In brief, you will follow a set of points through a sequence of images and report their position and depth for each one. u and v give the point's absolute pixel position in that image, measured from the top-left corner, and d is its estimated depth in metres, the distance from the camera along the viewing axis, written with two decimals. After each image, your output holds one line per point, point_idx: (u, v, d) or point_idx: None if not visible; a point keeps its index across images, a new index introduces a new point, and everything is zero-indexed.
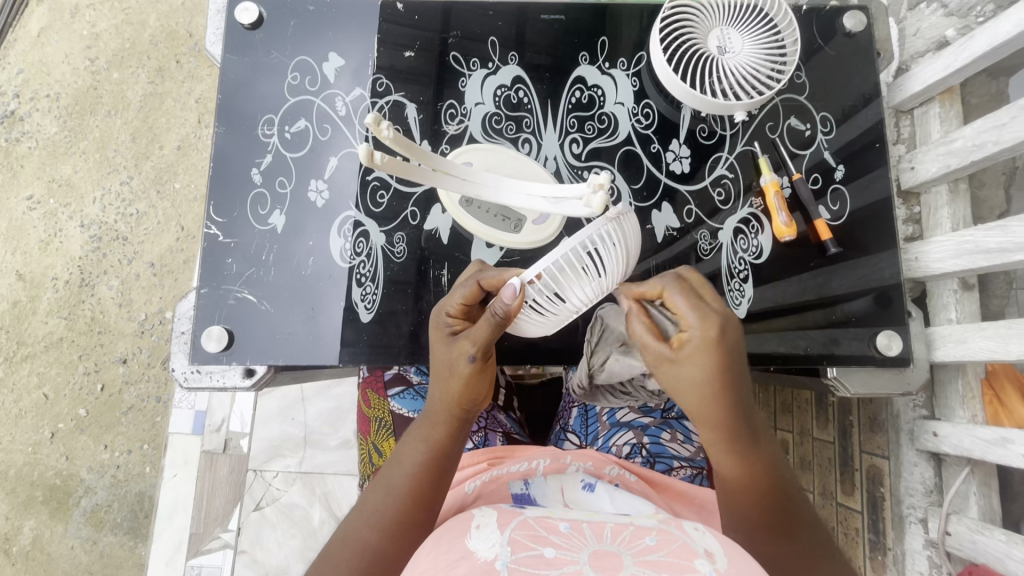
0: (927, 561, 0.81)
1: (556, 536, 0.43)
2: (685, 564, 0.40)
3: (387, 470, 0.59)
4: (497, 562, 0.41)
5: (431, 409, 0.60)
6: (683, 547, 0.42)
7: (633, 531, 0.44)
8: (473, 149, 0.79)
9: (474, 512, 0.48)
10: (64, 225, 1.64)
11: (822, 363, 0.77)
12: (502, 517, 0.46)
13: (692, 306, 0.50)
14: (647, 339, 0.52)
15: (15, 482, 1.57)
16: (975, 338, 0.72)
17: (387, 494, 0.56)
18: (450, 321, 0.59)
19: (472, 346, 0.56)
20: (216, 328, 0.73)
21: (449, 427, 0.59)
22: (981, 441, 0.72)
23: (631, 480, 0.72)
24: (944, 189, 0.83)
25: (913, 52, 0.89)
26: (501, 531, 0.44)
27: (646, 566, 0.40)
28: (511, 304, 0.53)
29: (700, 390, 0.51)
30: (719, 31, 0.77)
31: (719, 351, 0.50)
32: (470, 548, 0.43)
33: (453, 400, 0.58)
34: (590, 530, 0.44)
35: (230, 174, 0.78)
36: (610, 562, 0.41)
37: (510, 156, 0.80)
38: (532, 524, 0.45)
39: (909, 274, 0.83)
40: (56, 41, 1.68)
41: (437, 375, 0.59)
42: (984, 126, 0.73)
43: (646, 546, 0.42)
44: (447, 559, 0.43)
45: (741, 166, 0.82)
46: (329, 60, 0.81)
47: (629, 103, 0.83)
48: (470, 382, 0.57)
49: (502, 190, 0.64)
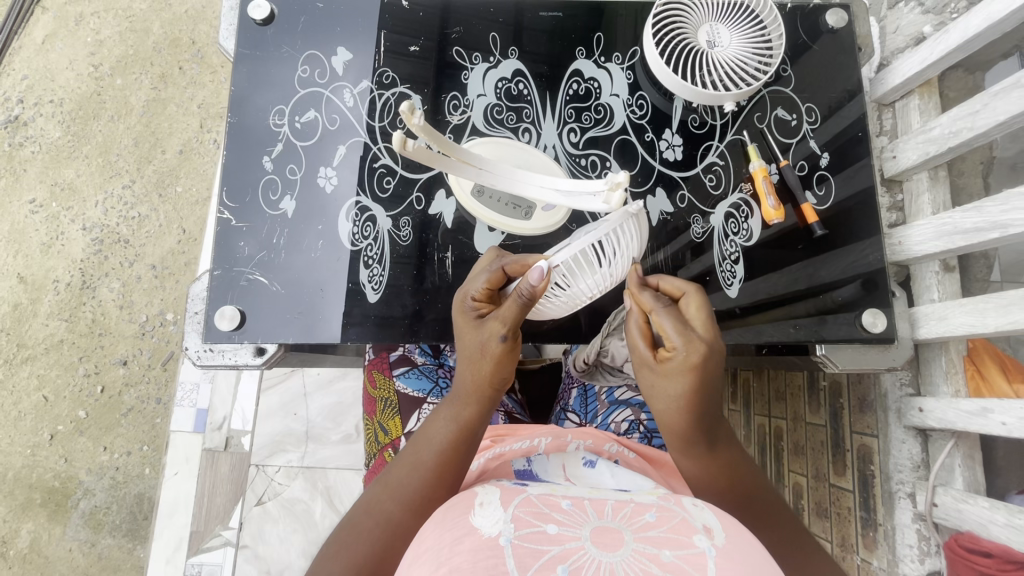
0: (916, 534, 0.84)
1: (557, 513, 0.45)
2: (685, 541, 0.43)
3: (413, 448, 0.61)
4: (500, 538, 0.43)
5: (459, 388, 0.62)
6: (683, 524, 0.45)
7: (634, 508, 0.47)
8: (481, 142, 0.83)
9: (478, 489, 0.50)
10: (66, 229, 1.66)
11: (811, 341, 0.81)
12: (505, 493, 0.48)
13: (677, 327, 0.53)
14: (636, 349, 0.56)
15: (14, 485, 1.57)
16: (956, 315, 0.76)
17: (412, 471, 0.59)
18: (476, 302, 0.62)
19: (502, 326, 0.58)
20: (229, 308, 0.76)
21: (477, 408, 0.61)
22: (964, 413, 0.76)
23: (631, 456, 0.75)
24: (925, 176, 0.87)
25: (893, 49, 0.93)
26: (504, 509, 0.46)
27: (646, 542, 0.43)
28: (538, 286, 0.56)
29: (672, 403, 0.54)
30: (708, 26, 0.81)
31: (697, 373, 0.52)
32: (474, 525, 0.45)
33: (483, 379, 0.60)
34: (591, 507, 0.46)
35: (241, 162, 0.81)
36: (610, 539, 0.43)
37: (516, 147, 0.83)
38: (535, 500, 0.47)
39: (894, 258, 0.87)
40: (61, 48, 1.72)
41: (466, 357, 0.60)
42: (959, 114, 0.77)
43: (647, 522, 0.45)
44: (452, 535, 0.45)
45: (732, 153, 0.86)
46: (338, 54, 0.85)
47: (625, 94, 0.87)
48: (499, 363, 0.59)
49: (517, 181, 0.67)
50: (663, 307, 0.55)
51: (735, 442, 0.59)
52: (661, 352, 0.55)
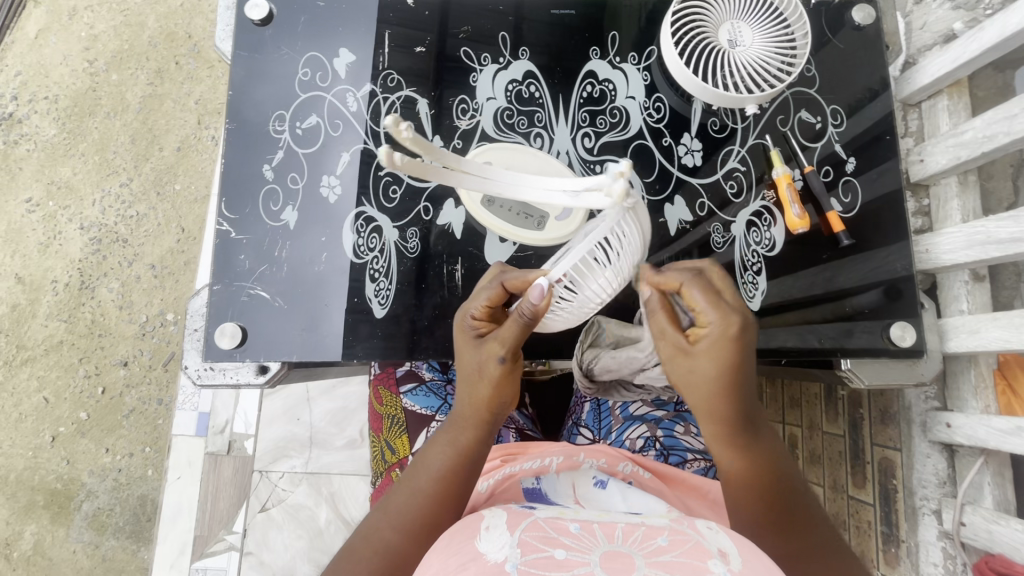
0: (941, 552, 0.81)
1: (565, 537, 0.43)
2: (699, 565, 0.40)
3: (413, 470, 0.59)
4: (506, 564, 0.40)
5: (458, 410, 0.60)
6: (696, 548, 0.41)
7: (645, 532, 0.44)
8: (490, 149, 0.78)
9: (484, 513, 0.47)
10: (64, 228, 1.63)
11: (836, 355, 0.77)
12: (512, 518, 0.46)
13: (711, 303, 0.52)
14: (664, 327, 0.55)
15: (16, 487, 1.56)
16: (989, 329, 0.72)
17: (413, 496, 0.56)
18: (475, 322, 0.59)
19: (502, 348, 0.56)
20: (230, 325, 0.73)
21: (478, 431, 0.59)
22: (995, 431, 0.73)
23: (646, 477, 0.72)
24: (954, 181, 0.83)
25: (920, 46, 0.89)
26: (511, 533, 0.43)
27: (658, 567, 0.39)
28: (539, 304, 0.52)
29: (707, 386, 0.54)
30: (729, 25, 0.77)
31: (734, 345, 0.52)
32: (480, 551, 0.42)
33: (482, 401, 0.58)
34: (600, 531, 0.43)
35: (240, 170, 0.78)
36: (620, 564, 0.40)
37: (526, 153, 0.79)
38: (542, 524, 0.44)
39: (920, 266, 0.84)
40: (55, 42, 1.68)
41: (465, 378, 0.59)
42: (995, 117, 0.73)
43: (658, 547, 0.42)
44: (457, 562, 0.42)
45: (753, 159, 0.82)
46: (340, 56, 0.81)
47: (641, 97, 0.83)
48: (500, 385, 0.58)
49: (521, 187, 0.55)
50: (694, 281, 0.53)
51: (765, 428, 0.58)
52: (692, 332, 0.54)
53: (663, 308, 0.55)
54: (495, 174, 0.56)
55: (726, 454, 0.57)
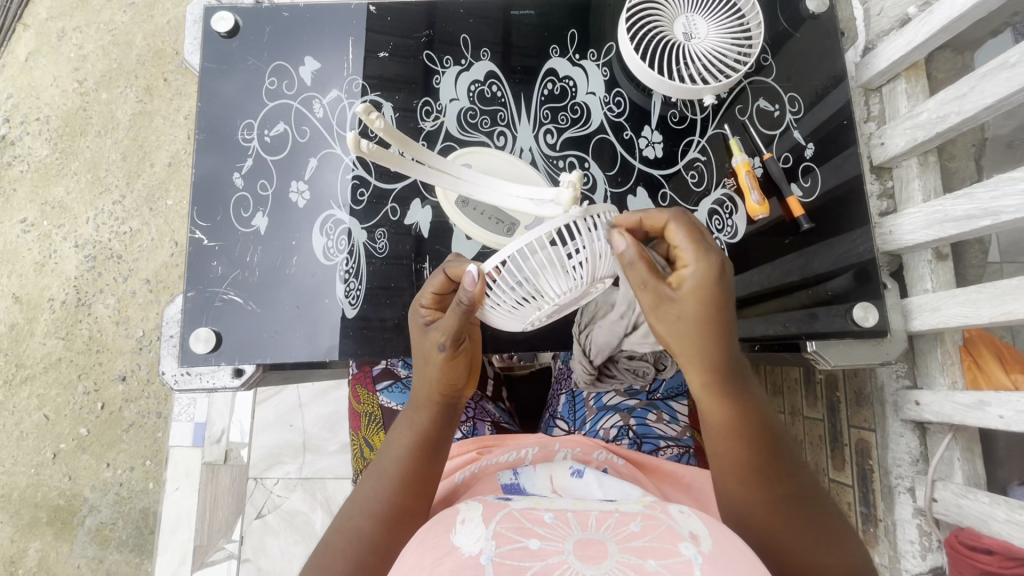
0: (917, 529, 0.82)
1: (540, 526, 0.43)
2: (670, 549, 0.41)
3: (378, 460, 0.60)
4: (482, 557, 0.41)
5: (417, 397, 0.61)
6: (668, 531, 0.43)
7: (619, 518, 0.45)
8: (473, 152, 0.81)
9: (460, 506, 0.47)
10: (59, 246, 1.65)
11: (802, 338, 0.79)
12: (487, 509, 0.46)
13: (695, 246, 0.50)
14: (644, 274, 0.50)
15: (19, 504, 1.57)
16: (950, 306, 0.74)
17: (376, 483, 0.57)
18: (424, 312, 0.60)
19: (443, 336, 0.56)
20: (204, 330, 0.75)
21: (434, 414, 0.60)
22: (960, 407, 0.74)
23: (620, 463, 0.72)
24: (915, 162, 0.85)
25: (878, 31, 0.90)
26: (486, 525, 0.43)
27: (631, 553, 0.41)
28: (472, 292, 0.52)
29: (694, 326, 0.51)
30: (684, 18, 0.78)
31: (716, 287, 0.50)
32: (456, 544, 0.43)
33: (435, 385, 0.59)
34: (575, 518, 0.44)
35: (211, 180, 0.80)
36: (593, 551, 0.41)
37: (506, 161, 0.81)
38: (517, 514, 0.45)
39: (885, 248, 0.85)
40: (45, 64, 1.70)
41: (416, 365, 0.60)
42: (947, 98, 0.75)
43: (632, 532, 0.43)
44: (433, 556, 0.43)
45: (713, 149, 0.84)
46: (305, 64, 0.83)
47: (601, 92, 0.85)
48: (453, 365, 0.58)
49: (498, 192, 0.58)
50: (679, 219, 0.51)
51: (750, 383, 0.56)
52: (676, 275, 0.51)
53: (641, 257, 0.50)
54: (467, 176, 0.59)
55: (715, 403, 0.54)
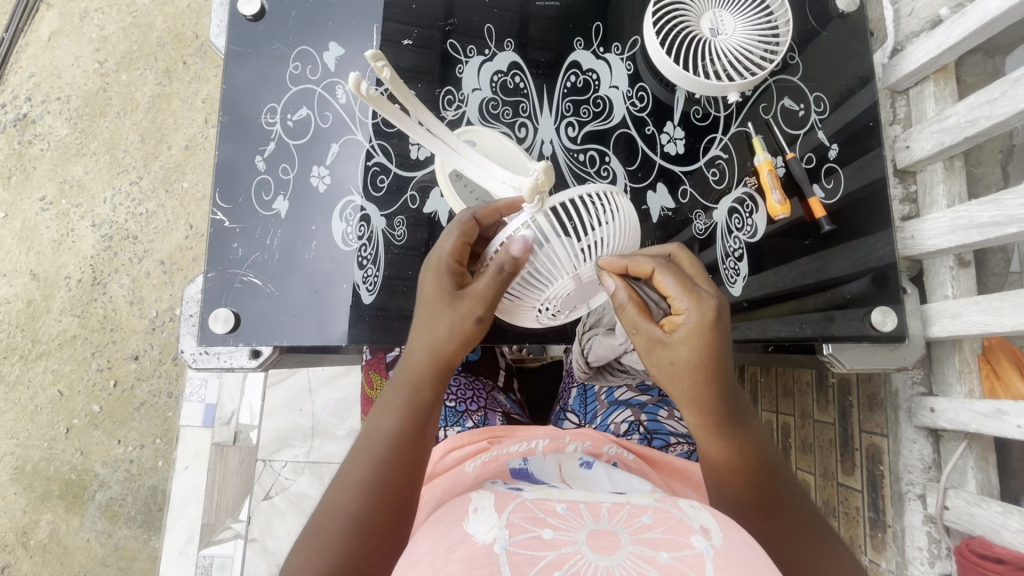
0: (926, 536, 0.82)
1: (552, 517, 0.44)
2: (683, 541, 0.41)
3: (374, 430, 0.56)
4: (495, 545, 0.41)
5: (420, 364, 0.58)
6: (680, 525, 0.43)
7: (631, 510, 0.45)
8: (477, 132, 0.80)
9: (472, 495, 0.48)
10: (76, 225, 1.67)
11: (818, 340, 0.78)
12: (500, 499, 0.46)
13: (684, 289, 0.50)
14: (636, 319, 0.52)
15: (33, 477, 1.60)
16: (970, 312, 0.73)
17: (378, 458, 0.54)
18: (449, 266, 0.56)
19: (478, 303, 0.54)
20: (222, 311, 0.75)
21: (438, 385, 0.58)
22: (977, 414, 0.74)
23: (630, 458, 0.72)
24: (939, 167, 0.84)
25: (908, 33, 0.89)
26: (499, 515, 0.44)
27: (644, 544, 0.41)
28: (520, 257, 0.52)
29: (687, 373, 0.51)
30: (711, 13, 0.77)
31: (712, 331, 0.50)
32: (469, 533, 0.43)
33: (444, 353, 0.57)
34: (587, 511, 0.45)
35: (233, 162, 0.80)
36: (607, 541, 0.41)
37: (506, 143, 0.79)
38: (529, 505, 0.45)
39: (904, 252, 0.84)
40: (67, 45, 1.72)
41: (424, 328, 0.57)
42: (977, 102, 0.74)
43: (644, 524, 0.43)
44: (446, 545, 0.42)
45: (735, 146, 0.83)
46: (329, 50, 0.83)
47: (624, 86, 0.84)
48: (466, 340, 0.56)
49: (487, 173, 0.57)
50: (664, 266, 0.52)
51: (750, 415, 0.56)
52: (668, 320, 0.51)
53: (633, 300, 0.52)
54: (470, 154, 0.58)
55: (714, 442, 0.55)
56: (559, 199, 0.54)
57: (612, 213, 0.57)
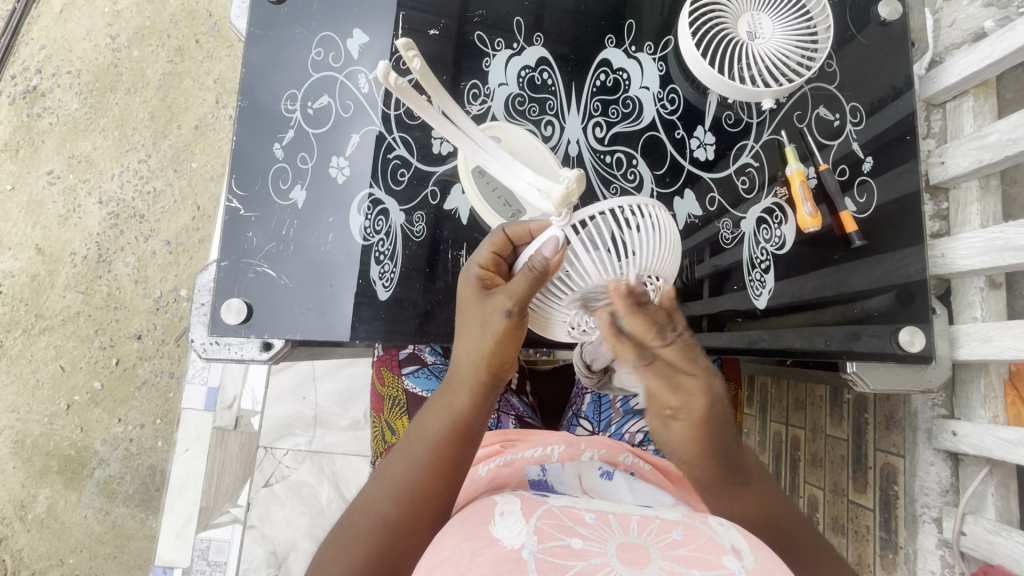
0: (940, 561, 0.81)
1: (581, 526, 0.42)
2: (715, 561, 0.40)
3: (408, 439, 0.57)
4: (523, 551, 0.39)
5: (458, 373, 0.57)
6: (711, 543, 0.41)
7: (659, 525, 0.43)
8: (502, 126, 0.78)
9: (497, 500, 0.46)
10: (83, 201, 1.65)
11: (841, 357, 0.76)
12: (527, 504, 0.45)
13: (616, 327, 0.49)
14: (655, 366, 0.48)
15: (32, 451, 1.60)
16: (1002, 337, 0.72)
17: (407, 466, 0.54)
18: (482, 274, 0.57)
19: (509, 301, 0.53)
20: (235, 301, 0.74)
21: (476, 394, 0.56)
22: (1004, 442, 0.72)
23: (646, 469, 0.71)
24: (975, 185, 0.82)
25: (948, 44, 0.86)
26: (527, 520, 0.42)
27: (675, 561, 0.39)
28: (550, 259, 0.52)
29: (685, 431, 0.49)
30: (749, 16, 0.75)
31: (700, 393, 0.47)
32: (496, 536, 0.41)
33: (482, 359, 0.55)
34: (616, 522, 0.43)
35: (250, 148, 0.78)
36: (637, 555, 0.40)
37: (535, 145, 0.77)
38: (557, 512, 0.44)
39: (934, 271, 0.81)
40: (79, 17, 1.69)
41: (465, 335, 0.57)
42: (1022, 120, 0.71)
43: (674, 540, 0.41)
44: (472, 547, 0.41)
45: (767, 155, 0.81)
46: (353, 36, 0.81)
47: (655, 87, 0.82)
48: (502, 342, 0.55)
49: (513, 173, 0.57)
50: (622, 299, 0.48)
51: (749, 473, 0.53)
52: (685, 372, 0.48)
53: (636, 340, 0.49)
54: (494, 150, 0.57)
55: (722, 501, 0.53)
56: (588, 214, 0.53)
57: (648, 226, 0.56)
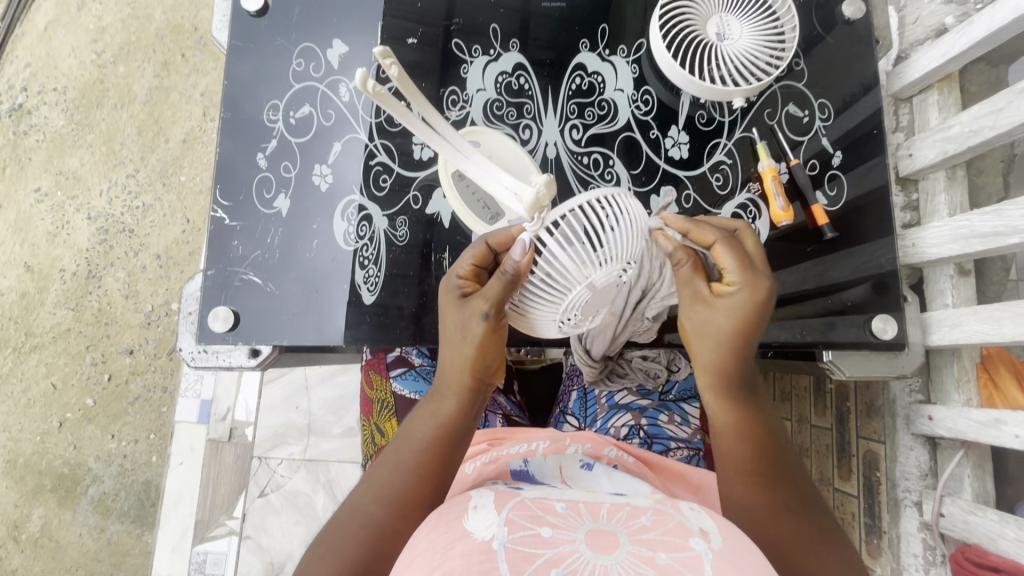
0: (921, 543, 0.83)
1: (552, 515, 0.43)
2: (681, 543, 0.41)
3: (398, 443, 0.58)
4: (494, 542, 0.41)
5: (444, 379, 0.60)
6: (679, 526, 0.43)
7: (630, 511, 0.44)
8: (478, 130, 0.80)
9: (470, 494, 0.47)
10: (71, 218, 1.66)
11: (818, 346, 0.78)
12: (500, 497, 0.46)
13: (740, 266, 0.56)
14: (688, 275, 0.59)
15: (24, 471, 1.59)
16: (970, 322, 0.74)
17: (395, 469, 0.56)
18: (461, 283, 0.59)
19: (486, 303, 0.56)
20: (223, 309, 0.75)
21: (463, 399, 0.59)
22: (973, 424, 0.75)
23: (629, 461, 0.72)
24: (942, 175, 0.84)
25: (912, 40, 0.88)
26: (499, 512, 0.43)
27: (642, 545, 0.41)
28: (521, 261, 0.54)
29: (721, 334, 0.57)
30: (718, 18, 0.77)
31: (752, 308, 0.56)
32: (468, 529, 0.42)
33: (466, 365, 0.58)
34: (586, 510, 0.44)
35: (234, 159, 0.80)
36: (606, 541, 0.41)
37: (511, 149, 0.78)
38: (529, 504, 0.45)
39: (906, 260, 0.84)
40: (64, 35, 1.70)
41: (449, 342, 0.59)
42: (982, 111, 0.74)
43: (643, 525, 0.43)
44: (445, 541, 0.42)
45: (740, 152, 0.83)
46: (333, 47, 0.83)
47: (629, 89, 0.84)
48: (483, 347, 0.58)
49: (489, 176, 0.58)
50: (724, 240, 0.58)
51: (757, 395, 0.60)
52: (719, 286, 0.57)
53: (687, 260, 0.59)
54: (470, 153, 0.59)
55: (722, 408, 0.59)
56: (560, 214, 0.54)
57: (620, 216, 0.57)
